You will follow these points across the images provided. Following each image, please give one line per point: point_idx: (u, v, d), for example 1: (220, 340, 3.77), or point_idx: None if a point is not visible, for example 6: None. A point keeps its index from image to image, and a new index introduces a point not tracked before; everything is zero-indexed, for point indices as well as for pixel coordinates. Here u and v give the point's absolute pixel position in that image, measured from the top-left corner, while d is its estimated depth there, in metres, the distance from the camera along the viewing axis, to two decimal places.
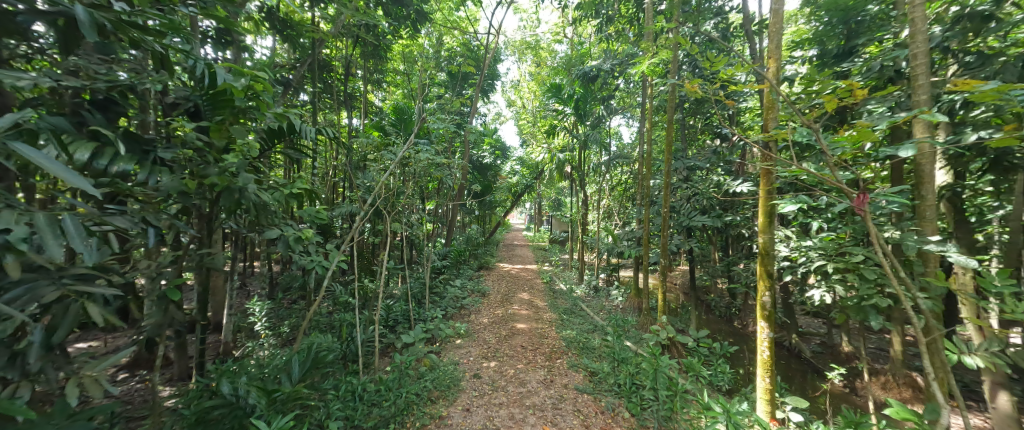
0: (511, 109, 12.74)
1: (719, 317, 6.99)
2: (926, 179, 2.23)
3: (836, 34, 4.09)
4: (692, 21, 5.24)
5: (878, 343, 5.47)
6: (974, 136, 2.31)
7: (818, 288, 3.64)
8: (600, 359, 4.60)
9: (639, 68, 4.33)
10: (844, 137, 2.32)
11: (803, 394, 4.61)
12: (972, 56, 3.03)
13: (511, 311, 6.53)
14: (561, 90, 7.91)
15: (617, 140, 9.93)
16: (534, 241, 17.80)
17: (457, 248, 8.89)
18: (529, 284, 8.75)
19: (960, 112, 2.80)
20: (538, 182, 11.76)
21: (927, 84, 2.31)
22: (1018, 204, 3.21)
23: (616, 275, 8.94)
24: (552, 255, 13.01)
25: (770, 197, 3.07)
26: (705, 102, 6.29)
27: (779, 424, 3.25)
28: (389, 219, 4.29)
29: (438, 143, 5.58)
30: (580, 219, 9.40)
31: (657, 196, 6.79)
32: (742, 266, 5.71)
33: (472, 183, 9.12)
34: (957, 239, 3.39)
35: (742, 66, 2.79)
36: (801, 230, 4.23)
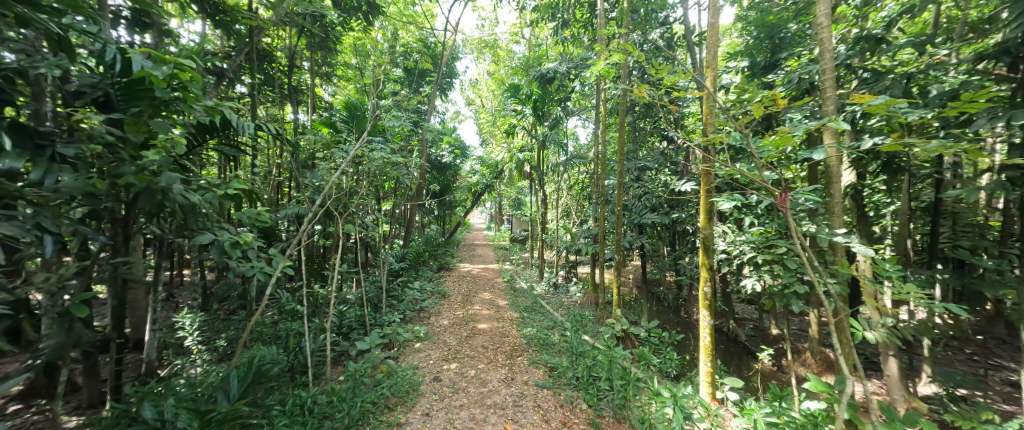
0: (469, 108, 12.64)
1: (668, 308, 7.46)
2: (834, 179, 2.56)
3: (763, 48, 4.51)
4: (641, 29, 5.52)
5: (801, 325, 6.15)
6: (871, 141, 2.68)
7: (751, 278, 4.02)
8: (559, 354, 4.72)
9: (593, 71, 4.47)
10: (769, 141, 2.58)
11: (739, 375, 5.07)
12: (868, 73, 3.50)
13: (471, 311, 6.49)
14: (519, 91, 7.98)
15: (574, 141, 10.23)
16: (495, 240, 17.82)
17: (415, 249, 8.66)
18: (490, 283, 8.76)
19: (860, 121, 3.22)
20: (498, 181, 11.80)
21: (835, 96, 2.64)
22: (905, 201, 3.76)
23: (574, 272, 9.21)
24: (512, 254, 13.12)
25: (709, 196, 3.33)
26: (654, 106, 6.67)
27: (719, 404, 3.54)
28: (341, 221, 4.09)
29: (393, 141, 5.41)
30: (540, 218, 9.57)
31: (611, 195, 7.09)
32: (687, 260, 6.13)
33: (431, 182, 8.92)
34: (859, 231, 3.91)
35: (683, 74, 2.99)
36: (737, 225, 4.63)
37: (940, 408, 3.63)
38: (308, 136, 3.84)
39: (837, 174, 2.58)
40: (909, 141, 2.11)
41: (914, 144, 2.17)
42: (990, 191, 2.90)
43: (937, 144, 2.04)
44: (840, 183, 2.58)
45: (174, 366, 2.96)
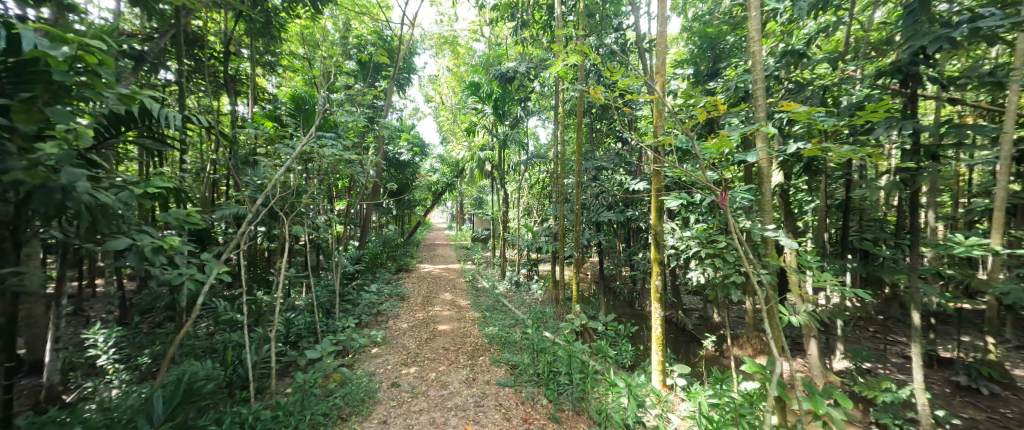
0: (428, 105, 12.35)
1: (624, 302, 7.80)
2: (765, 179, 2.82)
3: (706, 57, 4.86)
4: (597, 33, 5.69)
5: (740, 313, 6.71)
6: (795, 146, 2.98)
7: (696, 271, 4.31)
8: (520, 351, 4.77)
9: (552, 71, 4.55)
10: (711, 144, 2.78)
11: (687, 362, 5.43)
12: (793, 84, 3.89)
13: (432, 313, 6.36)
14: (479, 89, 7.92)
15: (535, 140, 10.37)
16: (457, 239, 17.60)
17: (372, 250, 8.33)
18: (452, 283, 8.63)
19: (787, 127, 3.57)
20: (459, 180, 11.64)
21: (765, 103, 2.90)
22: (823, 199, 4.22)
23: (536, 269, 9.35)
24: (474, 253, 13.03)
25: (659, 195, 3.52)
26: (609, 108, 6.93)
27: (669, 390, 3.77)
28: (287, 222, 3.82)
29: (347, 137, 5.16)
30: (501, 217, 9.58)
31: (570, 194, 7.27)
32: (641, 255, 6.45)
33: (389, 180, 8.61)
34: (786, 226, 4.33)
35: (635, 79, 3.13)
36: (684, 222, 4.95)
37: (851, 380, 4.14)
38: (248, 130, 3.54)
39: (767, 175, 2.84)
40: (826, 146, 2.38)
41: (830, 149, 2.45)
42: (888, 191, 3.34)
43: (847, 149, 2.31)
44: (770, 183, 2.84)
45: (84, 389, 2.59)
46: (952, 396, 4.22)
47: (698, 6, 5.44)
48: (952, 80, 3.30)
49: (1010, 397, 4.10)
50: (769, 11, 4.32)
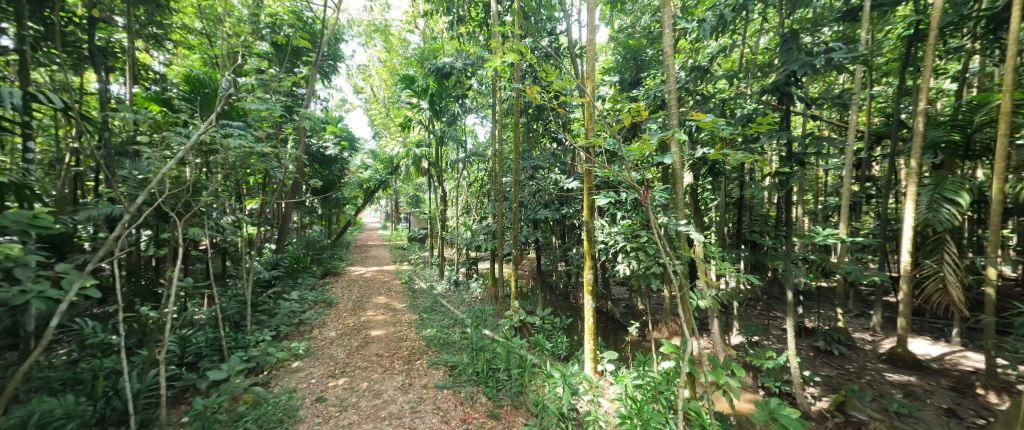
0: (358, 96, 11.58)
1: (560, 296, 8.13)
2: (679, 180, 3.13)
3: (629, 67, 5.28)
4: (532, 34, 5.82)
5: (659, 300, 7.41)
6: (702, 150, 3.36)
7: (623, 264, 4.64)
8: (459, 351, 4.72)
9: (490, 68, 4.51)
10: (635, 147, 3.01)
11: (616, 348, 5.86)
12: (699, 97, 4.39)
13: (364, 319, 5.99)
14: (415, 83, 7.61)
15: (472, 138, 10.30)
16: (391, 239, 16.74)
17: (294, 253, 7.58)
18: (386, 286, 8.21)
19: (696, 134, 4.01)
20: (393, 177, 11.11)
21: (677, 112, 3.21)
22: (724, 197, 4.83)
23: (474, 268, 9.30)
24: (411, 253, 12.58)
25: (591, 194, 3.72)
26: (545, 109, 7.16)
27: (600, 376, 4.02)
28: (181, 224, 3.29)
29: (259, 127, 4.59)
30: (440, 215, 9.33)
31: (508, 192, 7.37)
32: (575, 251, 6.78)
33: (312, 177, 7.88)
34: (695, 221, 4.88)
35: (569, 81, 3.24)
36: (612, 218, 5.30)
37: (744, 353, 4.83)
38: (124, 114, 2.96)
39: (681, 176, 3.16)
40: (726, 151, 2.72)
41: (728, 154, 2.81)
42: (771, 191, 3.95)
43: (742, 154, 2.66)
44: (683, 183, 3.16)
45: None
46: (815, 358, 5.14)
47: (623, 19, 5.87)
48: (815, 99, 4.00)
49: (853, 356, 5.12)
50: (680, 29, 4.83)
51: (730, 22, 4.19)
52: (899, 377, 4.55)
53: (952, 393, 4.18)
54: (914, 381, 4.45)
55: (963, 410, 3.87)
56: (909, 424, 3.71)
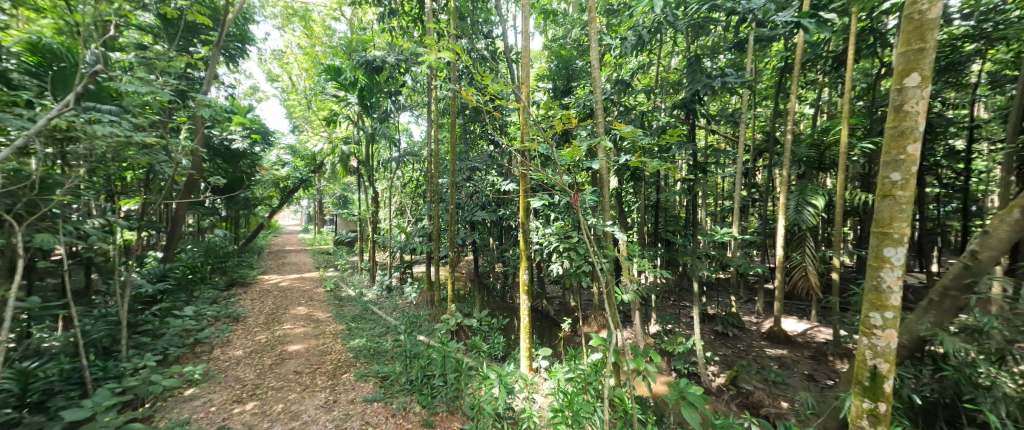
0: (273, 85, 10.41)
1: (497, 297, 8.22)
2: (604, 185, 3.37)
3: (561, 76, 5.58)
4: (468, 35, 5.81)
5: (589, 296, 7.90)
6: (624, 158, 3.66)
7: (556, 263, 4.86)
8: (391, 361, 4.50)
9: (423, 66, 4.39)
10: (566, 152, 3.17)
11: (550, 344, 6.10)
12: (621, 109, 4.81)
13: (279, 333, 5.39)
14: (342, 75, 7.08)
15: (407, 136, 9.95)
16: (314, 243, 15.33)
17: (189, 262, 6.53)
18: (307, 295, 7.49)
19: (620, 142, 4.37)
20: (316, 176, 10.19)
21: (603, 121, 3.47)
22: (644, 200, 5.34)
23: (409, 272, 8.96)
24: (337, 259, 11.65)
25: (526, 196, 3.82)
26: (482, 111, 7.20)
27: (535, 372, 4.16)
28: (23, 229, 2.63)
29: (141, 114, 3.89)
30: (370, 217, 8.82)
31: (445, 194, 7.24)
32: (511, 251, 6.92)
33: (215, 174, 6.89)
34: (619, 222, 5.31)
35: (503, 85, 3.29)
36: (546, 220, 5.51)
37: (660, 340, 5.39)
38: None
39: (606, 181, 3.41)
40: (644, 159, 3.01)
41: (646, 162, 3.11)
42: (681, 195, 4.46)
43: (657, 162, 2.98)
44: (609, 187, 3.41)
45: None
46: (715, 340, 5.91)
47: (556, 30, 6.17)
48: (714, 116, 4.63)
49: (744, 336, 6.01)
50: (605, 45, 5.24)
51: (647, 42, 4.66)
52: (776, 351, 5.45)
53: (811, 361, 5.14)
54: (787, 354, 5.37)
55: (819, 375, 4.78)
56: (783, 390, 4.46)
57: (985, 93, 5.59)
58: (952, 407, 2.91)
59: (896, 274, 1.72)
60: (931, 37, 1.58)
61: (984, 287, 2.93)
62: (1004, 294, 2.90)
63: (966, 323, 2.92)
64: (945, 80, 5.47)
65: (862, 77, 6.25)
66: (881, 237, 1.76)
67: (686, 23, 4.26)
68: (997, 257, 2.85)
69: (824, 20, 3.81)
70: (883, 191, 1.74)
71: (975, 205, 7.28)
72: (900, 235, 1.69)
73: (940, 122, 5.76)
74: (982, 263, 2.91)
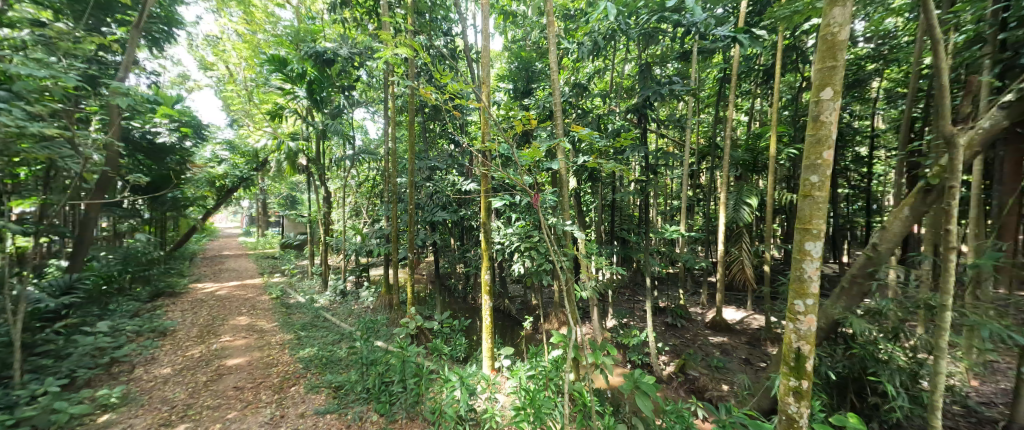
0: (207, 74, 9.46)
1: (458, 298, 8.14)
2: (564, 185, 3.45)
3: (521, 77, 5.66)
4: (426, 32, 5.68)
5: (550, 294, 8.07)
6: (582, 159, 3.77)
7: (517, 263, 4.90)
8: (346, 369, 4.29)
9: (378, 61, 4.22)
10: (526, 153, 3.20)
11: (512, 343, 6.15)
12: (579, 112, 4.99)
13: (216, 347, 4.92)
14: (287, 66, 6.61)
15: (361, 133, 9.54)
16: (257, 246, 14.18)
17: (103, 271, 5.75)
18: (249, 304, 6.91)
19: (578, 144, 4.51)
20: (259, 175, 9.43)
21: (562, 123, 3.56)
22: (601, 200, 5.56)
23: (365, 275, 8.59)
24: (284, 263, 10.87)
25: (487, 196, 3.82)
26: (441, 110, 7.08)
27: (496, 372, 4.16)
28: None
29: (37, 100, 3.35)
30: (322, 218, 8.34)
31: (403, 194, 7.02)
32: (472, 252, 6.89)
33: (135, 171, 6.12)
34: (578, 221, 5.48)
35: (463, 85, 3.25)
36: (507, 220, 5.54)
37: (616, 334, 5.64)
38: None
39: (566, 181, 3.49)
40: (601, 160, 3.13)
41: (603, 163, 3.23)
42: (634, 194, 4.70)
43: (612, 164, 3.11)
44: (568, 187, 3.50)
45: None
46: (666, 331, 6.30)
47: (515, 31, 6.23)
48: (663, 121, 4.93)
49: (690, 327, 6.46)
50: (564, 49, 5.38)
51: (603, 48, 4.85)
52: (718, 339, 5.92)
53: (748, 346, 5.65)
54: (727, 341, 5.86)
55: (754, 358, 5.27)
56: (725, 375, 4.86)
57: (883, 107, 6.49)
58: (859, 380, 3.36)
59: (815, 265, 1.84)
60: (841, 57, 1.71)
61: (882, 274, 3.39)
62: (896, 280, 3.39)
63: (869, 306, 3.36)
64: (852, 95, 6.27)
65: (787, 89, 6.97)
66: (803, 233, 1.88)
67: (637, 32, 4.49)
68: (892, 248, 3.29)
69: (756, 36, 4.20)
70: (804, 192, 1.86)
71: (876, 203, 8.41)
72: (818, 231, 1.82)
73: (849, 132, 6.60)
74: (881, 254, 3.36)
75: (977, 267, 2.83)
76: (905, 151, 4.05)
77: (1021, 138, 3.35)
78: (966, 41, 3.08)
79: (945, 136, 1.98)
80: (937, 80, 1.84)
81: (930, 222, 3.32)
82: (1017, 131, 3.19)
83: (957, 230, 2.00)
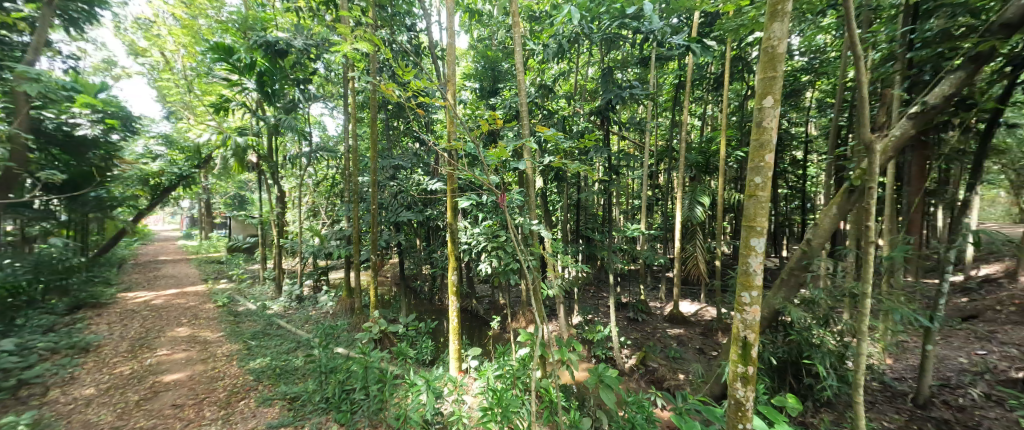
0: (138, 60, 8.52)
1: (424, 300, 7.97)
2: (530, 185, 3.48)
3: (488, 77, 5.66)
4: (388, 26, 5.50)
5: (517, 293, 8.13)
6: (547, 159, 3.81)
7: (484, 263, 4.89)
8: (303, 379, 4.06)
9: (336, 54, 4.02)
10: (492, 153, 3.17)
11: (480, 343, 6.13)
12: (545, 113, 5.06)
13: (150, 362, 4.46)
14: (234, 55, 6.08)
15: (319, 129, 9.07)
16: (200, 250, 13.03)
17: (6, 282, 5.00)
18: (190, 313, 6.33)
19: (544, 145, 4.57)
20: (202, 172, 8.66)
21: (528, 123, 3.59)
22: (566, 200, 5.68)
23: (324, 278, 8.17)
24: (231, 268, 10.08)
25: (453, 196, 3.76)
26: (405, 107, 6.90)
27: (464, 373, 4.12)
28: None
29: None
30: (275, 219, 7.84)
31: (365, 193, 6.76)
32: (439, 252, 6.77)
33: (49, 166, 5.37)
34: (544, 221, 5.57)
35: (427, 82, 3.16)
36: (473, 220, 5.51)
37: (581, 330, 5.79)
38: None
39: (532, 182, 3.52)
40: (566, 161, 3.19)
41: (568, 164, 3.29)
42: (598, 194, 4.85)
43: (577, 164, 3.18)
44: (534, 187, 3.52)
45: None
46: (628, 325, 6.57)
47: (480, 30, 6.19)
48: (625, 123, 5.13)
49: (650, 320, 6.77)
50: (529, 50, 5.43)
51: (567, 51, 4.96)
52: (675, 331, 6.26)
53: (702, 337, 6.03)
54: (683, 332, 6.21)
55: (707, 348, 5.63)
56: (681, 364, 5.14)
57: (815, 115, 7.18)
58: (796, 364, 3.69)
59: (759, 259, 1.97)
60: (780, 68, 1.81)
61: (815, 267, 3.74)
62: (826, 271, 3.76)
63: (804, 295, 3.70)
64: (789, 103, 6.88)
65: (734, 96, 7.51)
66: (748, 230, 1.99)
67: (599, 37, 4.64)
68: (823, 242, 3.64)
69: (708, 46, 4.48)
70: (749, 192, 1.97)
71: (809, 202, 9.29)
72: (762, 228, 1.94)
73: (787, 137, 7.23)
74: (813, 248, 3.69)
75: (891, 259, 3.21)
76: (833, 155, 4.49)
77: (924, 145, 3.83)
78: (880, 57, 3.45)
79: (864, 142, 2.20)
80: (857, 93, 2.04)
81: (853, 219, 3.71)
82: (921, 138, 3.64)
83: (875, 226, 2.21)
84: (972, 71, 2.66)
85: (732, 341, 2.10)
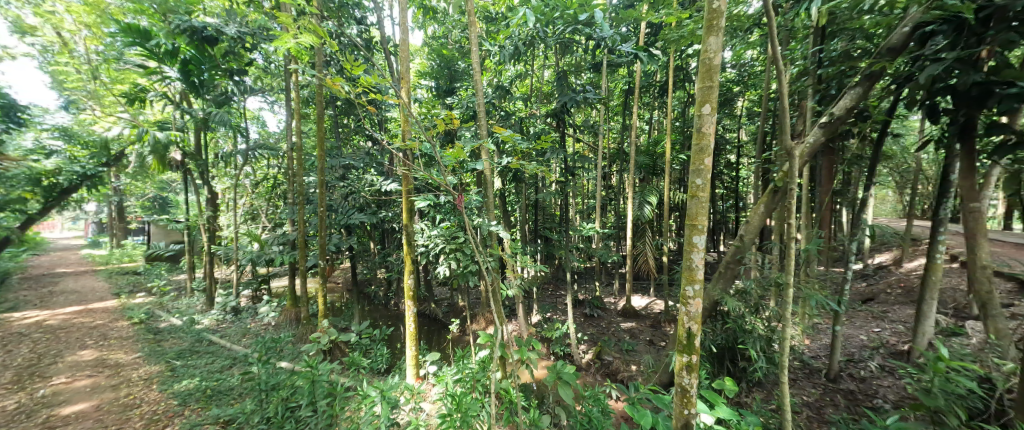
0: (25, 40, 7.25)
1: (379, 306, 7.66)
2: (488, 186, 3.44)
3: (444, 75, 5.60)
4: (334, 17, 5.22)
5: (476, 294, 8.08)
6: (504, 160, 3.79)
7: (443, 266, 4.78)
8: (240, 398, 3.69)
9: (276, 44, 3.69)
10: (450, 153, 3.08)
11: (438, 348, 6.01)
12: (503, 114, 5.11)
13: (42, 393, 3.80)
14: (151, 40, 5.39)
15: (259, 126, 8.35)
16: (109, 260, 11.37)
17: None
18: (98, 333, 5.49)
19: (501, 145, 4.56)
20: (111, 171, 7.57)
21: (486, 124, 3.54)
22: (524, 201, 5.74)
23: (265, 287, 7.53)
24: (151, 280, 8.93)
25: (409, 196, 3.61)
26: (355, 104, 6.60)
27: (421, 379, 3.99)
28: None
29: None
30: (206, 224, 7.08)
31: (312, 194, 6.33)
32: (394, 255, 6.54)
33: None
34: (503, 221, 5.59)
35: (378, 78, 2.98)
36: (430, 222, 5.39)
37: (540, 329, 5.87)
38: None
39: (491, 183, 3.48)
40: (522, 162, 3.18)
41: (525, 164, 3.29)
42: (555, 194, 4.95)
43: (534, 165, 3.19)
44: (492, 188, 3.48)
45: None
46: (584, 321, 6.80)
47: (435, 27, 6.06)
48: (579, 125, 5.31)
49: (604, 316, 7.06)
50: (485, 50, 5.41)
51: (522, 54, 5.01)
52: (628, 324, 6.58)
53: (651, 328, 6.40)
54: (635, 325, 6.55)
55: (656, 339, 5.99)
56: (633, 356, 5.41)
57: (745, 123, 7.93)
58: (733, 349, 4.03)
59: (700, 255, 2.10)
60: (716, 78, 1.94)
61: (747, 260, 4.08)
62: (756, 264, 4.14)
63: (738, 287, 4.06)
64: (723, 111, 7.54)
65: (677, 103, 8.06)
66: (691, 228, 2.11)
67: (554, 41, 4.75)
68: (753, 238, 3.99)
69: (654, 56, 4.72)
70: (692, 193, 2.08)
71: (741, 201, 10.27)
72: (703, 225, 2.08)
73: (722, 142, 7.91)
74: (745, 243, 4.04)
75: (807, 252, 3.60)
76: (760, 159, 4.97)
77: (833, 150, 4.35)
78: (797, 72, 3.86)
79: (786, 147, 2.45)
80: (779, 103, 2.24)
81: (778, 216, 4.11)
82: (829, 145, 4.14)
83: (796, 222, 2.45)
84: (867, 87, 3.05)
85: (678, 332, 2.21)
